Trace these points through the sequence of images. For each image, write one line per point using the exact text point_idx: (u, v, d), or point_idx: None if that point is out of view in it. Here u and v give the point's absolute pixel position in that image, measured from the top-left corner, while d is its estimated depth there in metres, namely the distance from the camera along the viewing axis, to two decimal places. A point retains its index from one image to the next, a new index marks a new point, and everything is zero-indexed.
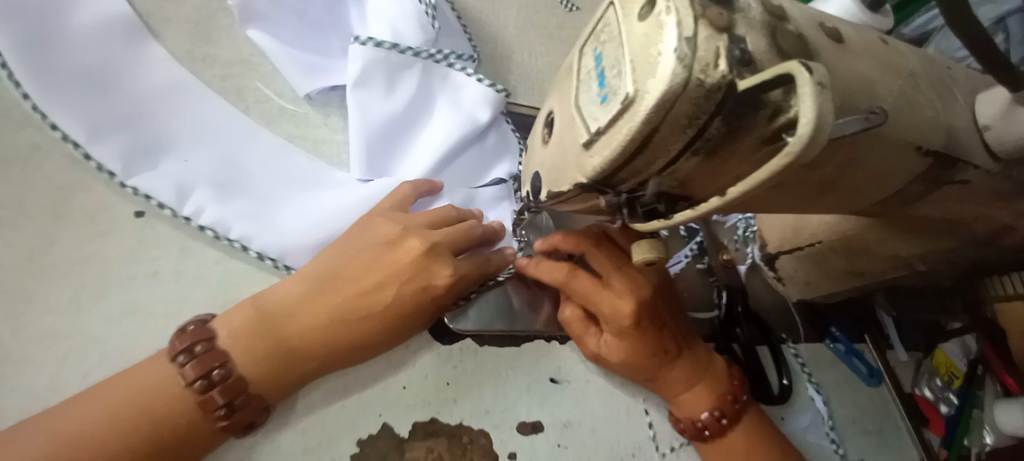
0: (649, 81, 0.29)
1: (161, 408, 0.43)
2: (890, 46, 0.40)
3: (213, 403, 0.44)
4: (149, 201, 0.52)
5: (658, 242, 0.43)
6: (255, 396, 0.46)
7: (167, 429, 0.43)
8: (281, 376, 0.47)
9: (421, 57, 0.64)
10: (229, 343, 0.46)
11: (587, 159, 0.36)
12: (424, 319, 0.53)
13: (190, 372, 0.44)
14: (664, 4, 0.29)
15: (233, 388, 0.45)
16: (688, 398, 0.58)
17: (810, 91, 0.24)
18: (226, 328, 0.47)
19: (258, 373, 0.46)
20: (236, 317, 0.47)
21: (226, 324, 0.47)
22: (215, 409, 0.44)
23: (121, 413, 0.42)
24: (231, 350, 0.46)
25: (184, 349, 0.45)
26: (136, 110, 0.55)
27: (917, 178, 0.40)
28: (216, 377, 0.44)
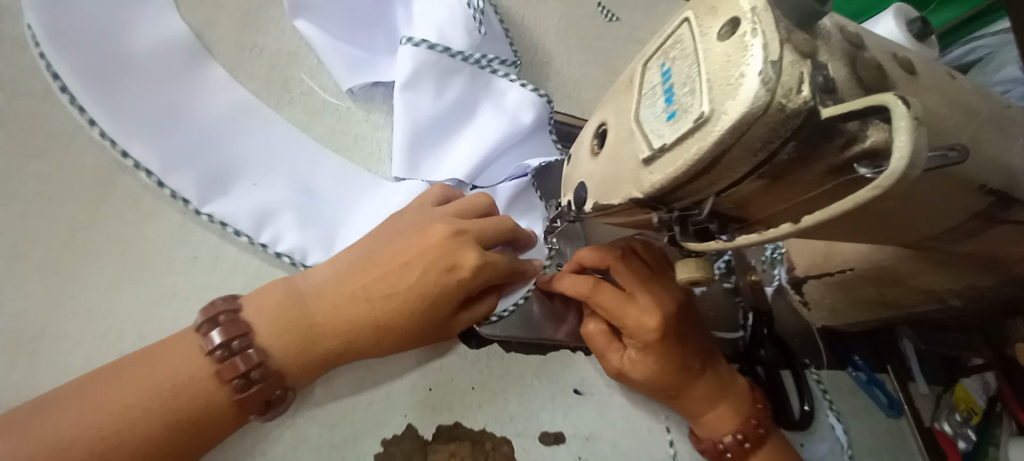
0: (728, 102, 0.29)
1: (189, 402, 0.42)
2: (956, 81, 0.39)
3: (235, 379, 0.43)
4: (225, 228, 0.52)
5: (704, 261, 0.42)
6: (273, 371, 0.44)
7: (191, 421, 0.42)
8: (303, 353, 0.45)
9: (469, 62, 0.64)
10: (253, 317, 0.45)
11: (646, 176, 0.36)
12: (451, 308, 0.50)
13: (225, 370, 0.42)
14: (748, 26, 0.28)
15: (269, 386, 0.44)
16: (709, 417, 0.58)
17: (906, 126, 0.24)
18: (254, 301, 0.46)
19: (278, 346, 0.45)
20: (266, 295, 0.47)
21: (256, 299, 0.46)
22: (234, 380, 0.43)
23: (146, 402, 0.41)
24: (254, 323, 0.45)
25: (223, 344, 0.43)
26: (204, 140, 0.54)
27: (974, 215, 0.39)
28: (252, 376, 0.43)
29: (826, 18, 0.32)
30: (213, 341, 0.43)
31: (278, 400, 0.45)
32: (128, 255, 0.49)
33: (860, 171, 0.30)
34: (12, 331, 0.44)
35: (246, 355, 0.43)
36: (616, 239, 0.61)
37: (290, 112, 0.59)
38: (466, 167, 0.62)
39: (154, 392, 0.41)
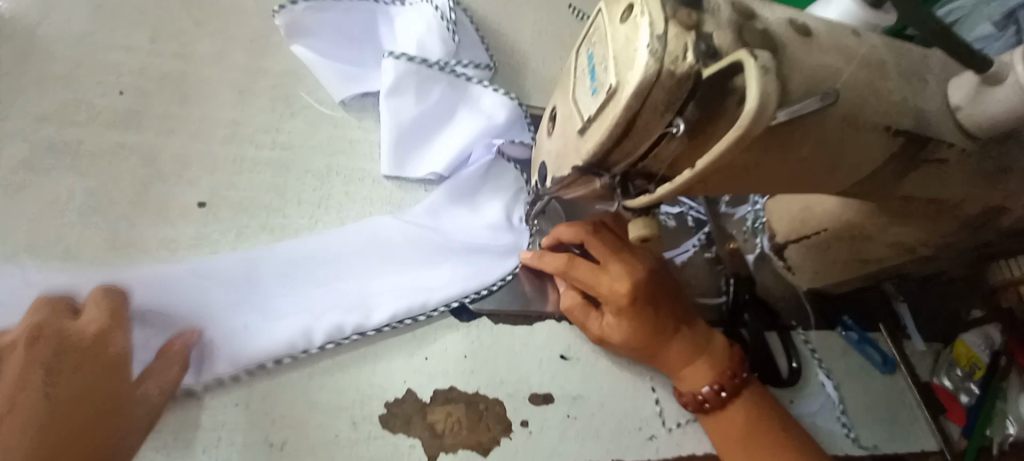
0: (628, 73, 0.34)
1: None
2: (864, 38, 0.43)
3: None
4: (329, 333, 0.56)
5: (652, 220, 0.47)
6: None
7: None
8: None
9: (446, 72, 0.71)
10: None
11: (582, 144, 0.41)
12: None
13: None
14: (640, 9, 0.34)
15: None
16: (688, 373, 0.62)
17: (753, 75, 0.29)
18: None
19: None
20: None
21: None
22: None
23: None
24: None
25: None
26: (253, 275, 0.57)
27: (891, 158, 0.43)
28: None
29: None
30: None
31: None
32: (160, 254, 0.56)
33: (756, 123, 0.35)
34: None
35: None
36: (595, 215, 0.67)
37: (292, 125, 0.67)
38: (445, 162, 0.69)
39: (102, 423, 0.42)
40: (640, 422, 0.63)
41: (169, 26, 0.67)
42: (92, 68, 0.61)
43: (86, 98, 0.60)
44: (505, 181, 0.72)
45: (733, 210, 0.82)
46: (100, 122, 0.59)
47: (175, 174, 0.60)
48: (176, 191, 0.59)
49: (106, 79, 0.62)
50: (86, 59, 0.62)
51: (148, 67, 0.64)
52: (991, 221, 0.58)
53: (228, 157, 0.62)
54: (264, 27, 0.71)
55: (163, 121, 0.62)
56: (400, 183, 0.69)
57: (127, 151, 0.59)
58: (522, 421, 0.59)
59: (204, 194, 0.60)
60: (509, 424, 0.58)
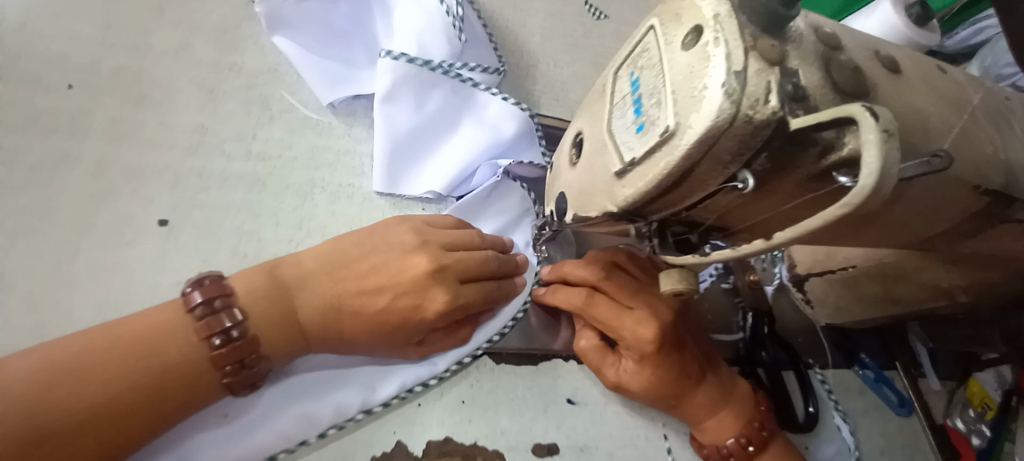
0: (692, 115, 0.27)
1: (159, 364, 0.40)
2: (948, 75, 0.37)
3: (224, 363, 0.42)
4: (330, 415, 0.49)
5: (688, 272, 0.41)
6: (263, 358, 0.45)
7: (158, 385, 0.40)
8: (271, 331, 0.45)
9: (450, 77, 0.63)
10: (246, 302, 0.45)
11: (619, 189, 0.34)
12: (413, 337, 0.51)
13: (203, 327, 0.42)
14: (711, 34, 0.27)
15: (245, 347, 0.43)
16: (712, 424, 0.56)
17: (875, 139, 0.22)
18: (243, 287, 0.45)
19: (261, 319, 0.45)
20: (255, 278, 0.46)
21: (240, 285, 0.45)
22: (224, 366, 0.43)
23: (104, 362, 0.39)
24: (249, 309, 0.44)
25: (221, 331, 0.42)
26: None
27: (972, 215, 0.37)
28: (233, 335, 0.43)
29: (798, 19, 0.30)
30: (193, 299, 0.42)
31: (254, 364, 0.44)
32: (112, 283, 0.48)
33: (839, 180, 0.29)
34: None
35: (229, 313, 0.43)
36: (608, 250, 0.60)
37: (270, 130, 0.58)
38: (444, 180, 0.61)
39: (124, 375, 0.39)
40: None
41: (125, 11, 0.57)
42: (30, 58, 0.52)
43: (24, 95, 0.51)
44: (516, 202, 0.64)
45: None
46: (41, 125, 0.51)
47: (128, 186, 0.51)
48: (132, 206, 0.51)
49: (49, 72, 0.52)
50: (22, 47, 0.52)
51: (101, 59, 0.54)
52: None
53: (193, 167, 0.54)
54: (239, 14, 0.62)
55: (118, 124, 0.53)
56: (393, 201, 0.61)
57: (74, 160, 0.51)
58: None
59: (166, 210, 0.52)
60: None
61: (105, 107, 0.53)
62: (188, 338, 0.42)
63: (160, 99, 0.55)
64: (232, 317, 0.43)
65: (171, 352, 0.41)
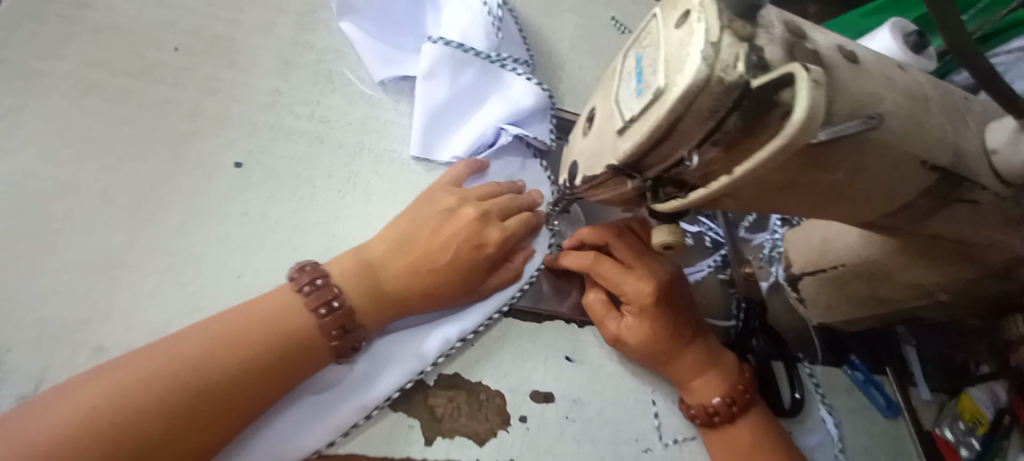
0: (677, 76, 0.35)
1: (279, 335, 0.48)
2: (908, 73, 0.44)
3: (330, 328, 0.51)
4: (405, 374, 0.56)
5: (677, 228, 0.48)
6: (361, 325, 0.53)
7: (284, 353, 0.48)
8: (371, 295, 0.54)
9: (481, 57, 0.72)
10: (340, 282, 0.53)
11: (620, 144, 0.42)
12: (480, 278, 0.60)
13: (312, 300, 0.51)
14: (696, 15, 0.35)
15: (345, 316, 0.51)
16: (700, 383, 0.61)
17: (804, 86, 0.29)
18: (336, 267, 0.54)
19: (355, 295, 0.53)
20: (344, 262, 0.55)
21: (337, 267, 0.54)
22: (331, 330, 0.51)
23: (242, 340, 0.47)
24: (343, 285, 0.53)
25: (325, 302, 0.51)
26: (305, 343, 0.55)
27: (923, 192, 0.44)
28: (334, 306, 0.51)
29: (770, 12, 0.38)
30: (301, 282, 0.51)
31: (353, 330, 0.52)
32: (193, 209, 0.58)
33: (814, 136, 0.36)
34: (104, 256, 0.54)
35: (329, 288, 0.51)
36: (618, 220, 0.67)
37: (330, 100, 0.68)
38: (467, 146, 0.70)
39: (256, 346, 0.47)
40: (638, 434, 0.63)
41: None
42: (148, 22, 0.64)
43: (140, 51, 0.62)
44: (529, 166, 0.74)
45: (751, 236, 0.82)
46: (149, 75, 0.61)
47: (214, 131, 0.62)
48: (212, 148, 0.61)
49: (160, 35, 0.64)
50: (143, 14, 0.64)
51: (202, 29, 0.66)
52: (1012, 270, 0.58)
53: (266, 122, 0.64)
54: (314, 2, 0.73)
55: (209, 81, 0.64)
56: (427, 166, 0.70)
57: (171, 106, 0.61)
58: (521, 416, 0.59)
59: (241, 155, 0.62)
60: (508, 418, 0.58)
61: (201, 66, 0.64)
62: (302, 312, 0.50)
63: (244, 64, 0.66)
64: (332, 290, 0.51)
65: (291, 325, 0.49)
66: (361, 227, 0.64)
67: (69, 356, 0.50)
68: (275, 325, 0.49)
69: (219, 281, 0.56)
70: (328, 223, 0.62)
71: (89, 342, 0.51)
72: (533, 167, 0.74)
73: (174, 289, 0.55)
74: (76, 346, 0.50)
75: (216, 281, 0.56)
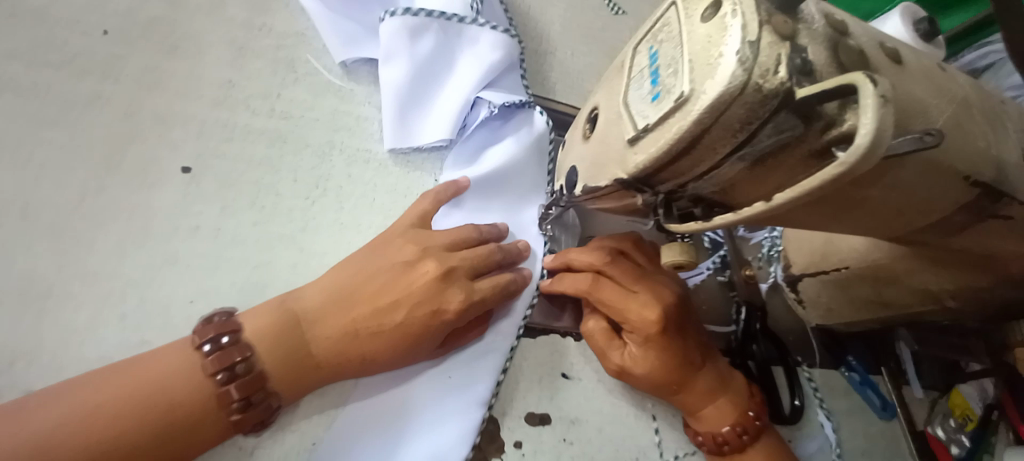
0: (707, 82, 0.29)
1: (171, 401, 0.42)
2: (947, 73, 0.39)
3: (232, 399, 0.43)
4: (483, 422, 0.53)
5: (688, 247, 0.44)
6: (273, 394, 0.45)
7: (173, 426, 0.41)
8: (297, 367, 0.46)
9: (435, 16, 0.64)
10: (253, 340, 0.45)
11: (630, 156, 0.36)
12: (435, 343, 0.52)
13: (211, 363, 0.43)
14: (730, 7, 0.29)
15: (254, 381, 0.44)
16: (708, 413, 0.57)
17: (873, 102, 0.25)
18: (251, 326, 0.46)
19: (272, 361, 0.45)
20: (263, 316, 0.47)
21: (253, 323, 0.46)
22: (230, 403, 0.43)
23: (136, 398, 0.41)
24: (256, 347, 0.45)
25: (224, 367, 0.43)
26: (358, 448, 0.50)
27: (961, 207, 0.41)
28: (239, 370, 0.44)
29: (810, 4, 0.32)
30: (202, 339, 0.44)
31: (261, 400, 0.44)
32: (134, 223, 0.50)
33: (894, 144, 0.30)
34: (25, 284, 0.45)
35: (236, 348, 0.44)
36: (608, 239, 0.60)
37: (292, 92, 0.60)
38: (450, 127, 0.63)
39: (151, 408, 0.41)
40: (638, 453, 0.59)
41: None
42: (70, 3, 0.54)
43: (60, 36, 0.53)
44: (522, 129, 0.66)
45: (749, 235, 0.78)
46: (76, 66, 0.52)
47: (156, 131, 0.53)
48: (156, 151, 0.53)
49: (85, 17, 0.54)
50: None
51: (138, 10, 0.56)
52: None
53: (218, 120, 0.56)
54: None
55: (149, 72, 0.55)
56: (404, 162, 0.63)
57: (105, 102, 0.53)
58: (516, 442, 0.55)
59: (190, 158, 0.54)
60: (502, 444, 0.54)
61: (138, 55, 0.55)
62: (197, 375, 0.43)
63: (191, 50, 0.57)
64: (238, 351, 0.44)
65: (183, 388, 0.42)
66: (333, 239, 0.57)
67: None
68: (174, 373, 0.43)
69: (169, 305, 0.49)
70: (295, 236, 0.55)
71: (18, 385, 0.44)
72: (523, 128, 0.66)
73: (115, 320, 0.47)
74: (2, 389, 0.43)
75: (167, 307, 0.49)
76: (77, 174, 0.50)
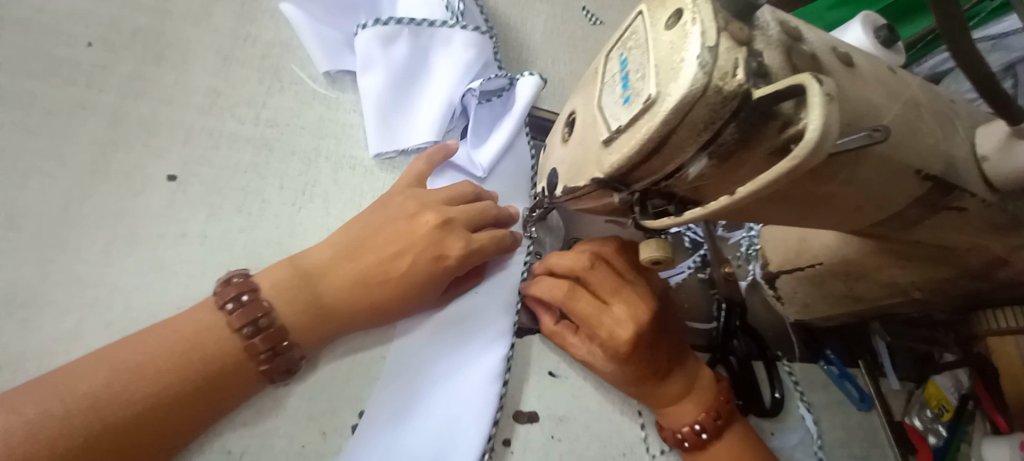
0: (671, 85, 0.32)
1: (201, 358, 0.42)
2: (898, 76, 0.42)
3: (259, 351, 0.44)
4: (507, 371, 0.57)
5: (665, 243, 0.46)
6: (295, 344, 0.46)
7: (212, 378, 0.42)
8: (313, 317, 0.48)
9: (405, 23, 0.65)
10: (271, 296, 0.46)
11: (606, 157, 0.38)
12: (439, 290, 0.55)
13: (237, 318, 0.44)
14: (690, 15, 0.32)
15: (276, 334, 0.45)
16: (675, 408, 0.60)
17: (819, 100, 0.27)
18: (268, 281, 0.47)
19: (286, 305, 0.46)
20: (277, 273, 0.48)
21: (271, 277, 0.47)
22: (258, 354, 0.44)
23: (165, 362, 0.41)
24: (275, 302, 0.46)
25: (248, 322, 0.44)
26: (387, 399, 0.53)
27: (916, 200, 0.43)
28: (262, 324, 0.44)
29: (766, 12, 0.35)
30: (223, 297, 0.44)
31: (285, 350, 0.45)
32: (121, 231, 0.51)
33: (847, 141, 0.32)
34: (9, 293, 0.46)
35: (256, 304, 0.45)
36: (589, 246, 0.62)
37: (280, 101, 0.62)
38: (434, 129, 0.64)
39: (181, 366, 0.41)
40: (625, 449, 0.60)
41: None
42: (56, 15, 0.55)
43: (46, 48, 0.53)
44: (510, 106, 0.67)
45: (728, 234, 0.81)
46: (59, 77, 0.53)
47: (142, 140, 0.54)
48: (143, 160, 0.54)
49: (72, 29, 0.55)
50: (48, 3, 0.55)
51: (123, 21, 0.57)
52: (985, 272, 0.58)
53: (204, 129, 0.57)
54: None
55: (135, 82, 0.56)
56: (388, 165, 0.64)
57: (90, 112, 0.53)
58: (504, 440, 0.56)
59: (176, 167, 0.55)
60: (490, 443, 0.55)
61: (123, 66, 0.56)
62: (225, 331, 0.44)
63: (176, 59, 0.58)
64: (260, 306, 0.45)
65: (213, 347, 0.43)
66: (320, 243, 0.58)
67: None
68: (201, 330, 0.43)
69: (155, 312, 0.50)
70: (284, 241, 0.56)
71: None
72: (513, 105, 0.67)
73: (101, 328, 0.48)
74: None
75: (153, 314, 0.50)
76: (62, 184, 0.50)
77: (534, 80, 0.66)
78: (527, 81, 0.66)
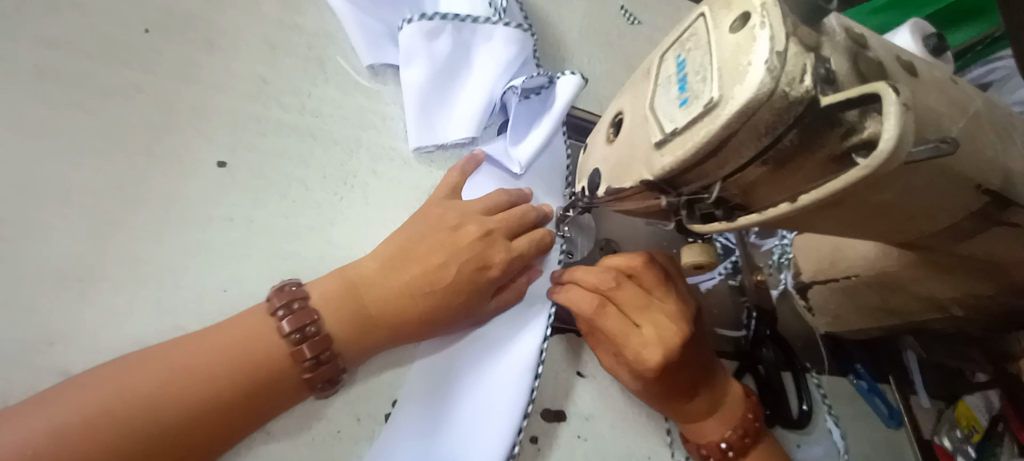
0: (736, 88, 0.31)
1: (252, 363, 0.44)
2: (959, 86, 0.41)
3: (305, 358, 0.45)
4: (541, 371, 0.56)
5: (708, 248, 0.46)
6: (338, 354, 0.47)
7: (261, 387, 0.44)
8: (357, 331, 0.48)
9: (449, 19, 0.65)
10: (318, 303, 0.47)
11: (657, 158, 0.38)
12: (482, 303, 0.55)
13: (287, 324, 0.45)
14: (758, 18, 0.31)
15: (321, 343, 0.45)
16: (699, 424, 0.58)
17: (897, 110, 0.28)
18: (317, 291, 0.48)
19: (332, 315, 0.47)
20: (327, 283, 0.49)
21: (318, 288, 0.48)
22: (303, 361, 0.45)
23: (219, 366, 0.43)
24: (321, 309, 0.47)
25: (296, 329, 0.45)
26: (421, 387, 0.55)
27: (970, 214, 0.42)
28: (308, 332, 0.45)
29: (832, 18, 0.34)
30: (275, 304, 0.46)
31: (328, 360, 0.46)
32: (171, 212, 0.52)
33: (914, 151, 0.32)
34: (66, 268, 0.47)
35: (305, 312, 0.45)
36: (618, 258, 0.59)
37: (324, 91, 0.63)
38: (473, 125, 0.65)
39: (234, 370, 0.43)
40: (650, 451, 0.60)
41: None
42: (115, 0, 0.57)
43: (105, 31, 0.55)
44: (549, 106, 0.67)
45: (760, 241, 0.79)
46: (117, 60, 0.55)
47: (192, 124, 0.55)
48: (193, 143, 0.55)
49: (130, 14, 0.57)
50: None
51: (178, 8, 0.59)
52: None
53: (252, 116, 0.58)
54: None
55: (188, 67, 0.57)
56: (427, 160, 0.65)
57: (145, 95, 0.55)
58: (532, 436, 0.56)
59: (224, 152, 0.56)
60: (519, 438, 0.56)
61: (177, 51, 0.57)
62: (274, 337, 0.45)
63: (226, 47, 0.60)
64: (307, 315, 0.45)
65: (263, 354, 0.44)
66: (359, 233, 0.59)
67: (33, 378, 0.45)
68: (253, 333, 0.45)
69: (201, 292, 0.51)
70: (324, 228, 0.57)
71: (59, 364, 0.46)
72: (551, 104, 0.67)
73: (151, 305, 0.49)
74: (41, 367, 0.45)
75: (199, 294, 0.51)
76: (117, 164, 0.52)
77: (575, 80, 0.66)
78: (569, 80, 0.66)
